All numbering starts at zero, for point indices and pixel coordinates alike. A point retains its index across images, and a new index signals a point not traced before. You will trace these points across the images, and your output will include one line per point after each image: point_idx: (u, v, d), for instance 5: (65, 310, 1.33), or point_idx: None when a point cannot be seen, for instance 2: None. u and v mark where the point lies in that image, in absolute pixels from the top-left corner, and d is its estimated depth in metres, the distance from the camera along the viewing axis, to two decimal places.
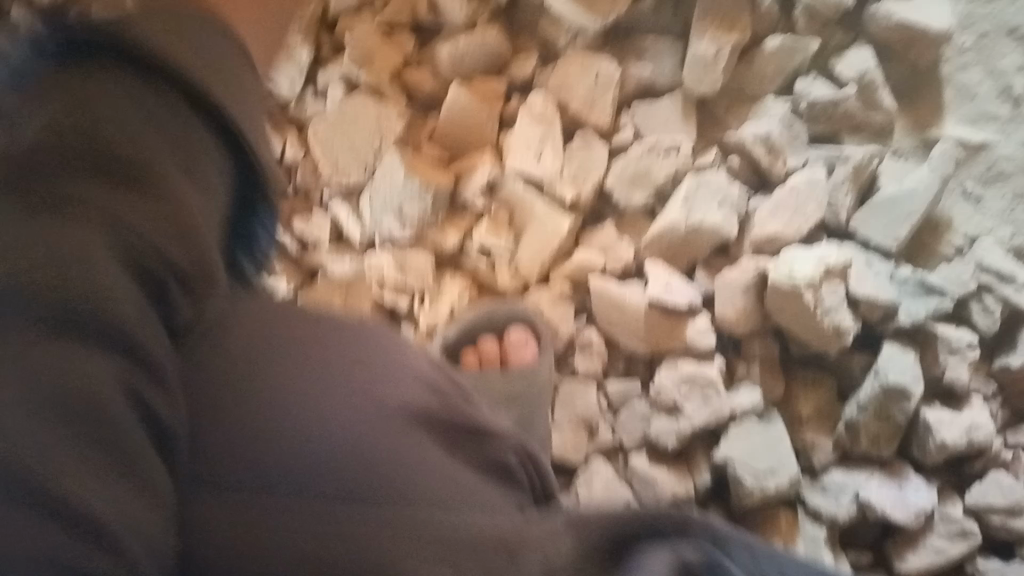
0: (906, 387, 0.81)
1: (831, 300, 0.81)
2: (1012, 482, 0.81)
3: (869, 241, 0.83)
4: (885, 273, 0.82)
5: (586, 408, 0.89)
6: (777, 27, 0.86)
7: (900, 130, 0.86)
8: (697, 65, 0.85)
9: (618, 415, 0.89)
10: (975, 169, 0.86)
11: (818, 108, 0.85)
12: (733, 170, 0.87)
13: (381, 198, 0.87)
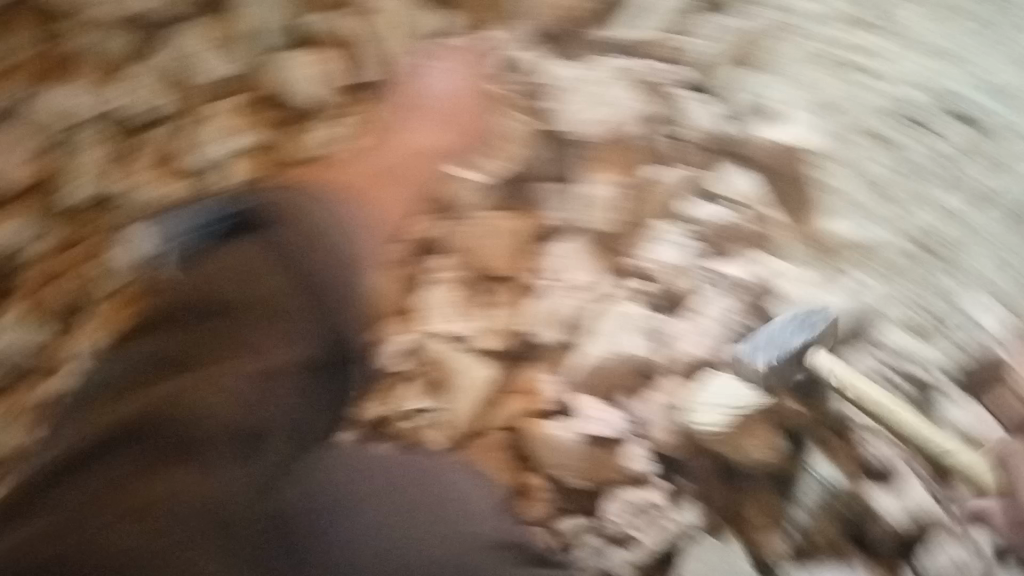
0: (843, 483, 0.80)
1: (750, 443, 0.81)
2: (964, 554, 0.75)
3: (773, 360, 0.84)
4: None
5: None
6: (664, 159, 0.93)
7: (788, 236, 0.89)
8: (591, 207, 0.94)
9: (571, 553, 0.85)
10: (864, 274, 0.84)
11: (716, 232, 0.91)
12: (649, 297, 0.91)
13: None
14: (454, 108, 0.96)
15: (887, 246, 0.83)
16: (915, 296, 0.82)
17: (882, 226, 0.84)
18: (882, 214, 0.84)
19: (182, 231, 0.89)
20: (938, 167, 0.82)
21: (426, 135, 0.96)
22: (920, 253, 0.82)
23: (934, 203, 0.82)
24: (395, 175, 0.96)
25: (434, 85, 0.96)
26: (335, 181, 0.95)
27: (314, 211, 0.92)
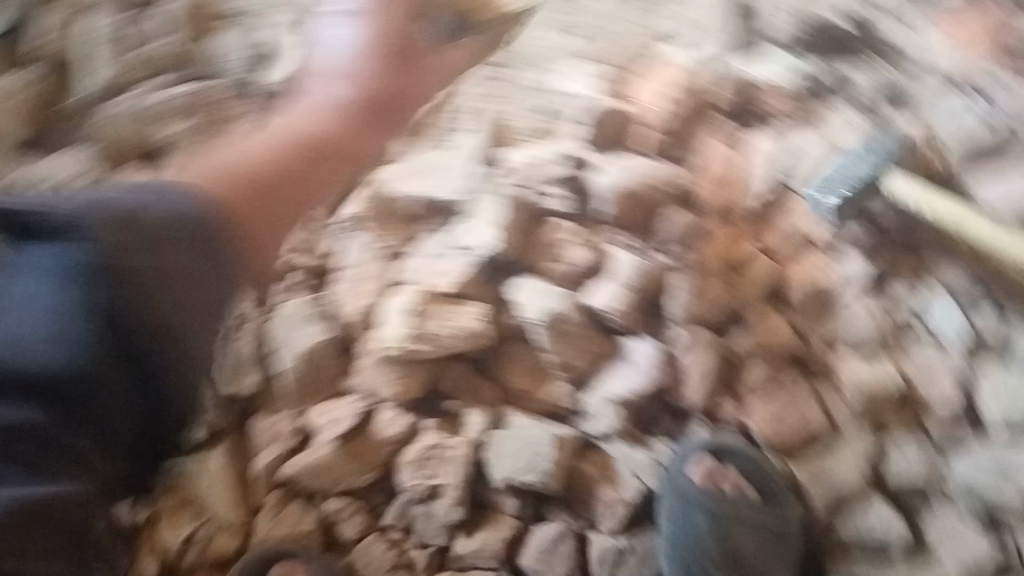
0: (549, 305, 0.87)
1: (453, 319, 0.86)
2: (695, 282, 0.89)
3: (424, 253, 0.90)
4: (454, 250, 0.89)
5: (386, 554, 0.86)
6: (213, 144, 0.86)
7: (385, 141, 0.93)
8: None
9: (413, 531, 0.87)
10: (472, 110, 0.95)
11: (308, 186, 0.88)
12: (304, 287, 0.91)
13: None
14: (365, 103, 0.85)
15: (470, 85, 0.96)
16: (507, 108, 0.95)
17: (450, 76, 0.95)
18: (443, 65, 0.95)
19: (89, 240, 0.58)
20: None
21: (329, 119, 0.84)
22: (494, 73, 0.96)
23: (464, 38, 0.96)
24: (281, 211, 0.75)
25: (335, 88, 0.86)
26: (211, 185, 0.69)
27: (221, 258, 0.65)
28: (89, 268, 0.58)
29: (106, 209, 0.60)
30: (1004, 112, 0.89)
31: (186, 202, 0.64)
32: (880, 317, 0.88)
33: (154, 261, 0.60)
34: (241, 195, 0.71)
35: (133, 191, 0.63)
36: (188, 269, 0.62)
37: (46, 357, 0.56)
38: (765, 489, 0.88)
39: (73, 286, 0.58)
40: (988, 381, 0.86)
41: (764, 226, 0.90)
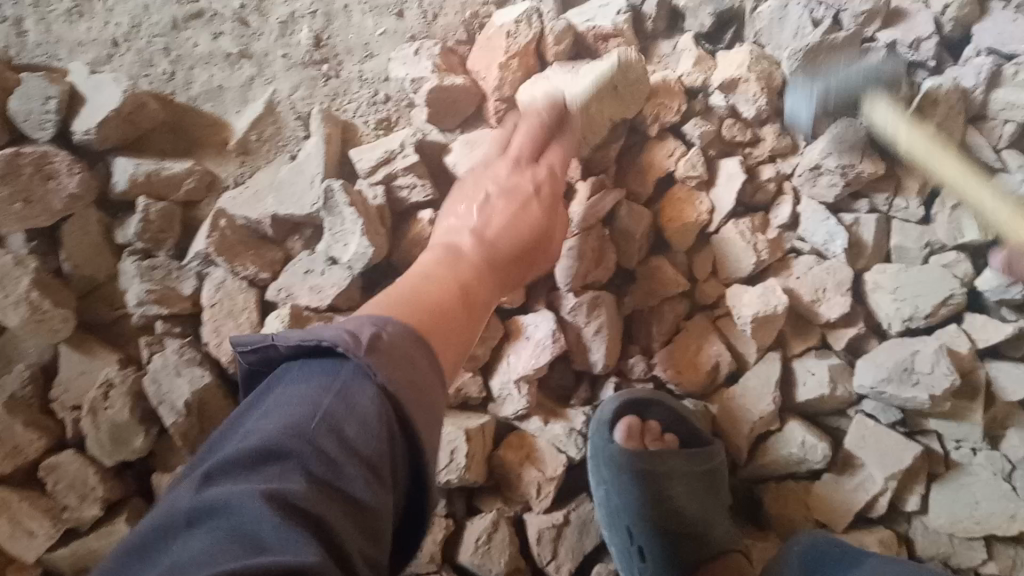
0: None
1: None
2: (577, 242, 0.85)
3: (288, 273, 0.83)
4: (318, 265, 0.82)
5: None
6: (29, 214, 0.78)
7: (222, 163, 0.87)
8: (14, 308, 0.78)
9: None
10: (295, 116, 0.88)
11: (144, 230, 0.81)
12: (172, 334, 0.83)
13: None
14: (484, 253, 0.72)
15: (285, 89, 0.88)
16: (343, 99, 0.89)
17: (273, 78, 0.89)
18: (262, 69, 0.89)
19: (335, 393, 0.51)
20: (253, 6, 0.89)
21: (453, 278, 0.67)
22: (309, 71, 0.89)
23: (278, 34, 0.89)
24: (446, 342, 0.62)
25: (458, 240, 0.72)
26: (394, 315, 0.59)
27: (439, 379, 0.58)
28: (324, 444, 0.48)
29: (351, 392, 0.51)
30: (841, 10, 0.87)
31: (409, 334, 0.57)
32: (764, 244, 0.87)
33: (392, 441, 0.51)
34: (422, 324, 0.59)
35: (302, 383, 0.52)
36: (394, 450, 0.52)
37: (307, 544, 0.41)
38: (688, 434, 0.89)
39: (323, 490, 0.46)
40: (873, 282, 0.89)
41: (634, 172, 0.88)
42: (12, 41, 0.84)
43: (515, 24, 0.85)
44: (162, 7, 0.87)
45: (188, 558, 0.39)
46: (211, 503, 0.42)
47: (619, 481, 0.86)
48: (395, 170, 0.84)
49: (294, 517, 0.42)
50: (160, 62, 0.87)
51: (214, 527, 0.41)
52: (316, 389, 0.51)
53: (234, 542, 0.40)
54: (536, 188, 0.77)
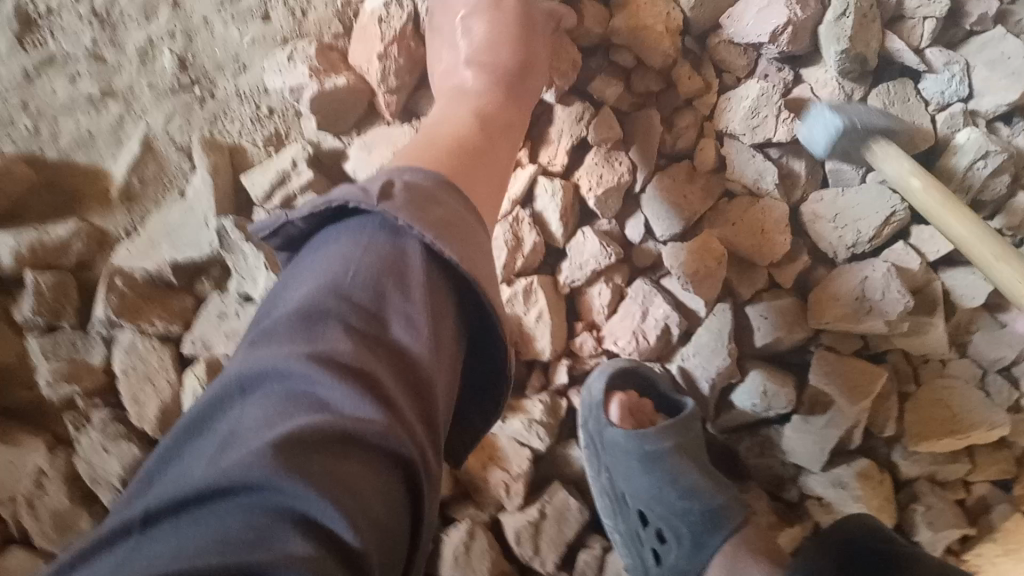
0: None
1: None
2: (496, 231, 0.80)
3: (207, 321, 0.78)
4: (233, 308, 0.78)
5: None
6: None
7: (111, 213, 0.82)
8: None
9: None
10: (176, 149, 0.83)
11: (42, 301, 0.76)
12: (94, 409, 0.79)
13: None
14: (495, 77, 0.75)
15: (158, 121, 0.82)
16: (225, 119, 0.84)
17: (146, 113, 0.82)
18: (132, 104, 0.82)
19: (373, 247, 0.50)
20: (105, 40, 0.81)
21: (483, 104, 0.73)
22: (182, 97, 0.82)
23: (139, 64, 0.82)
24: (483, 176, 0.67)
25: (468, 80, 0.75)
26: (431, 165, 0.61)
27: (476, 222, 0.58)
28: (385, 269, 0.49)
29: (387, 249, 0.50)
30: None
31: (435, 180, 0.57)
32: (692, 196, 0.84)
33: (434, 280, 0.51)
34: (460, 163, 0.64)
35: (341, 242, 0.51)
36: (442, 296, 0.52)
37: (355, 396, 0.42)
38: (667, 400, 0.86)
39: (365, 340, 0.46)
40: (813, 213, 0.85)
41: (547, 144, 0.83)
42: None
43: (387, 8, 0.79)
44: (9, 56, 0.79)
45: (244, 422, 0.41)
46: (256, 367, 0.44)
47: (624, 461, 0.82)
48: (292, 190, 0.79)
49: (341, 367, 0.43)
50: (20, 118, 0.80)
51: (266, 393, 0.43)
52: (348, 250, 0.50)
53: (290, 403, 0.42)
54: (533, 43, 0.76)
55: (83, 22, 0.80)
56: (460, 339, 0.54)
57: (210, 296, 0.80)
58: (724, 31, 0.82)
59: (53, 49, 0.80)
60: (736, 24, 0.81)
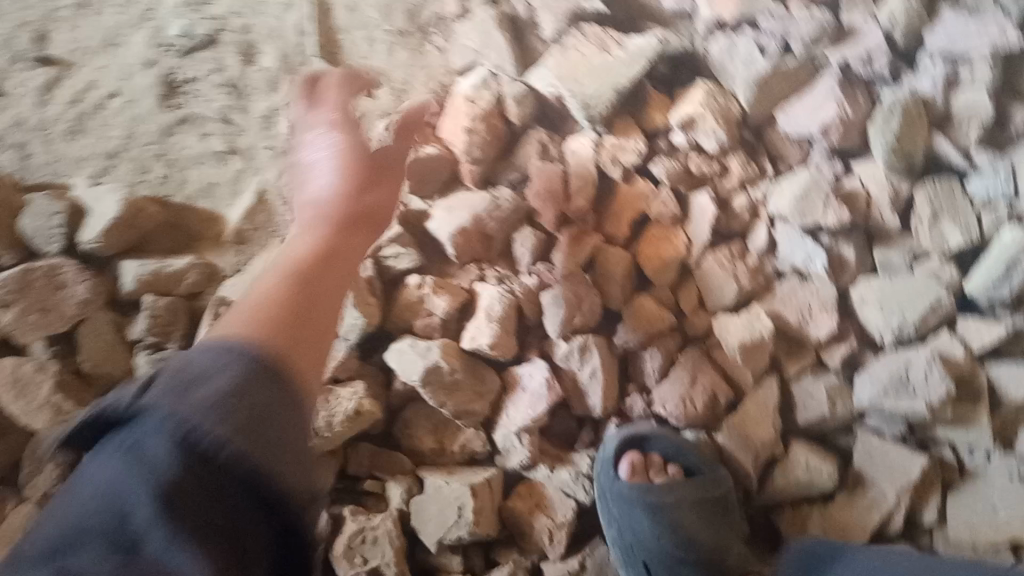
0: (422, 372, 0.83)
1: (321, 420, 0.81)
2: (557, 290, 0.88)
3: None
4: None
5: None
6: (51, 320, 0.86)
7: (220, 253, 0.93)
8: (42, 411, 0.84)
9: None
10: (280, 200, 0.94)
11: (157, 319, 0.87)
12: None
13: None
14: (352, 178, 0.80)
15: (271, 177, 0.94)
16: None
17: (261, 169, 0.95)
18: (250, 161, 0.95)
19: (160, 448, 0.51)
20: (237, 107, 0.95)
21: (313, 243, 0.76)
22: (292, 157, 0.94)
23: (260, 128, 0.95)
24: (308, 347, 0.64)
25: (323, 193, 0.80)
26: (255, 336, 0.61)
27: (295, 405, 0.59)
28: (190, 417, 0.52)
29: (200, 388, 0.54)
30: (789, 37, 0.90)
31: (230, 356, 0.58)
32: (743, 272, 0.90)
33: (245, 411, 0.54)
34: (273, 312, 0.65)
35: (111, 460, 0.52)
36: (263, 418, 0.55)
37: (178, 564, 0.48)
38: (689, 465, 0.89)
39: (167, 500, 0.50)
40: (860, 298, 0.89)
41: (609, 217, 0.92)
42: (19, 168, 0.91)
43: (476, 91, 0.91)
44: (152, 116, 0.94)
45: None
46: (57, 556, 0.48)
47: (629, 515, 0.88)
48: (381, 242, 0.89)
49: (166, 527, 0.49)
50: (154, 168, 0.93)
51: None
52: (125, 459, 0.52)
53: None
54: (393, 167, 0.84)
55: (217, 91, 0.95)
56: (290, 457, 0.56)
57: None
58: (779, 125, 0.92)
59: (190, 112, 0.95)
60: (786, 118, 0.91)
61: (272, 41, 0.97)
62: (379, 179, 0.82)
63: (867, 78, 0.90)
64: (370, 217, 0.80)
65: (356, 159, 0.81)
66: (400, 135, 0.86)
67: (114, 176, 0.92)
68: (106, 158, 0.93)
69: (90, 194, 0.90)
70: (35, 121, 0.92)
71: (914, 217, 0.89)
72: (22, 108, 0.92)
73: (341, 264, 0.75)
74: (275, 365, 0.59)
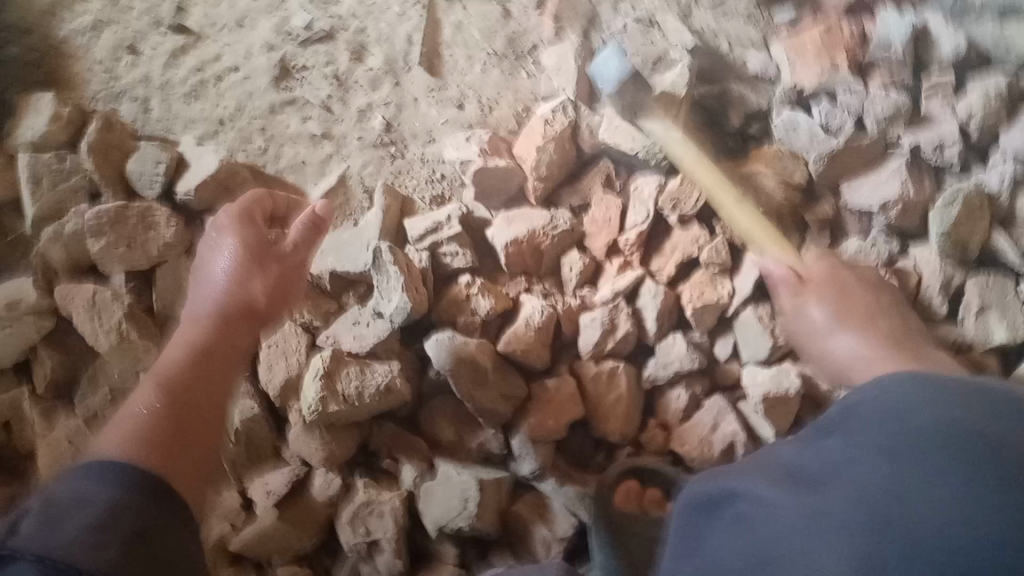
0: (451, 364, 0.88)
1: (353, 387, 0.86)
2: (595, 313, 0.92)
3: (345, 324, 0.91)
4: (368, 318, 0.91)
5: None
6: (133, 254, 0.94)
7: None
8: (107, 334, 0.92)
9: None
10: (362, 190, 1.01)
11: None
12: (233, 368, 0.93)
13: None
14: (219, 320, 0.77)
15: (356, 166, 1.02)
16: (403, 174, 1.02)
17: (348, 156, 1.02)
18: (341, 147, 1.02)
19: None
20: (339, 96, 1.03)
21: (204, 337, 0.75)
22: (380, 152, 1.02)
23: (355, 118, 1.03)
24: (190, 462, 0.67)
25: (207, 303, 0.78)
26: (133, 453, 0.64)
27: (174, 507, 0.64)
28: (61, 553, 0.54)
29: (87, 503, 0.59)
30: (863, 113, 0.93)
31: (112, 478, 0.61)
32: (780, 329, 0.92)
33: (121, 511, 0.59)
34: (163, 429, 0.67)
35: None
36: (141, 513, 0.60)
37: None
38: None
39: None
40: None
41: (658, 254, 0.97)
42: (139, 117, 1.02)
43: (552, 114, 0.97)
44: (263, 93, 1.03)
45: None
46: None
47: (613, 539, 0.87)
48: (440, 239, 0.94)
49: None
50: (255, 139, 1.02)
51: None
52: None
53: None
54: (291, 264, 0.82)
55: (325, 79, 1.04)
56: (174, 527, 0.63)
57: (352, 307, 0.94)
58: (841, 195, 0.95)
59: (298, 95, 1.03)
60: (850, 191, 0.94)
61: (381, 44, 1.05)
62: (269, 270, 0.80)
63: (934, 163, 0.93)
64: (256, 313, 0.79)
65: (248, 266, 0.79)
66: (306, 227, 0.82)
67: (219, 141, 1.02)
68: (216, 123, 1.02)
69: (193, 152, 0.99)
70: (162, 80, 1.03)
71: (965, 308, 0.90)
72: (152, 68, 1.03)
73: (230, 355, 0.76)
74: (157, 485, 0.63)
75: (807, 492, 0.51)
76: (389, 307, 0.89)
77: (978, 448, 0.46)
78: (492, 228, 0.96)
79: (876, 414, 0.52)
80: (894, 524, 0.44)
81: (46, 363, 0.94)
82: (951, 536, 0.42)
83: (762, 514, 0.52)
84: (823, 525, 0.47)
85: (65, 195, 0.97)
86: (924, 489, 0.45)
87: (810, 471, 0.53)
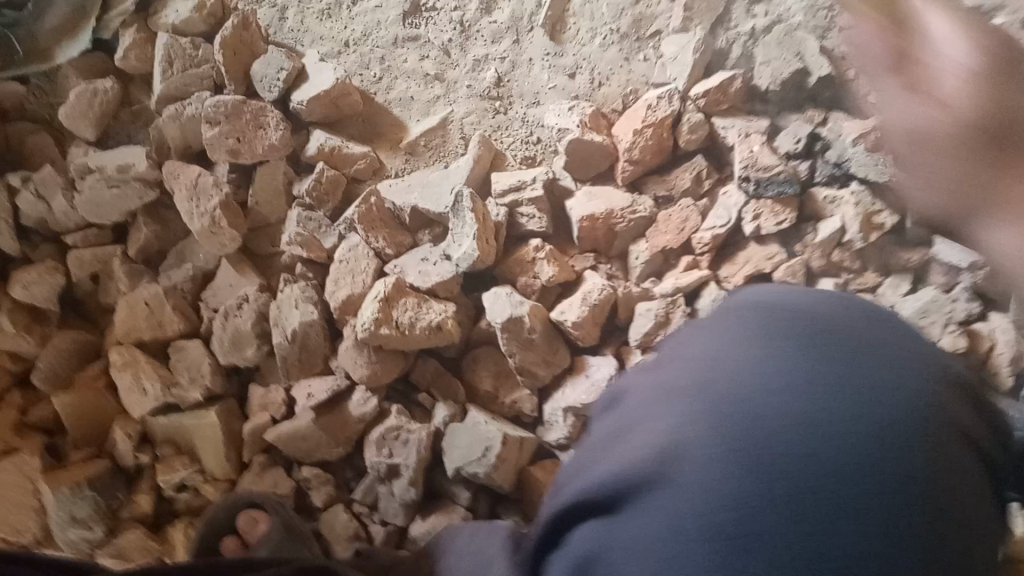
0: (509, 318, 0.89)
1: (406, 317, 0.90)
2: (653, 304, 0.92)
3: (418, 255, 0.96)
4: (436, 257, 0.95)
5: (347, 526, 0.92)
6: (233, 145, 0.98)
7: (391, 157, 1.05)
8: (200, 218, 0.97)
9: (379, 506, 0.93)
10: (460, 136, 1.04)
11: (322, 184, 0.98)
12: (307, 277, 0.99)
13: (59, 519, 0.91)
14: None
15: (459, 112, 1.05)
16: (503, 129, 1.05)
17: (455, 100, 1.05)
18: (450, 92, 1.05)
19: None
20: (456, 40, 1.05)
21: None
22: (485, 104, 1.05)
23: (468, 66, 1.05)
24: None
25: None
26: None
27: None
28: None
29: None
30: None
31: None
32: None
33: None
34: None
35: None
36: None
37: None
38: None
39: None
40: None
41: (729, 262, 0.96)
42: (273, 24, 1.08)
43: (658, 101, 0.97)
44: (390, 24, 1.06)
45: None
46: None
47: None
48: (521, 199, 0.96)
49: None
50: (371, 66, 1.06)
51: None
52: None
53: None
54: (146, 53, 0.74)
55: (450, 20, 1.05)
56: None
57: (424, 245, 0.98)
58: (930, 249, 0.92)
59: (420, 32, 1.06)
60: (938, 246, 0.91)
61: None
62: None
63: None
64: None
65: None
66: None
67: (338, 61, 1.06)
68: (340, 43, 1.06)
69: (312, 67, 1.03)
70: None
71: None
72: None
73: None
74: None
75: (660, 370, 0.52)
76: (464, 249, 0.91)
77: (879, 392, 0.49)
78: (571, 201, 0.98)
79: (779, 309, 0.54)
80: (737, 417, 0.46)
81: (142, 234, 1.01)
82: (791, 446, 0.45)
83: (624, 404, 0.52)
84: (653, 404, 0.49)
85: (188, 81, 1.03)
86: (808, 389, 0.48)
87: (703, 367, 0.50)
